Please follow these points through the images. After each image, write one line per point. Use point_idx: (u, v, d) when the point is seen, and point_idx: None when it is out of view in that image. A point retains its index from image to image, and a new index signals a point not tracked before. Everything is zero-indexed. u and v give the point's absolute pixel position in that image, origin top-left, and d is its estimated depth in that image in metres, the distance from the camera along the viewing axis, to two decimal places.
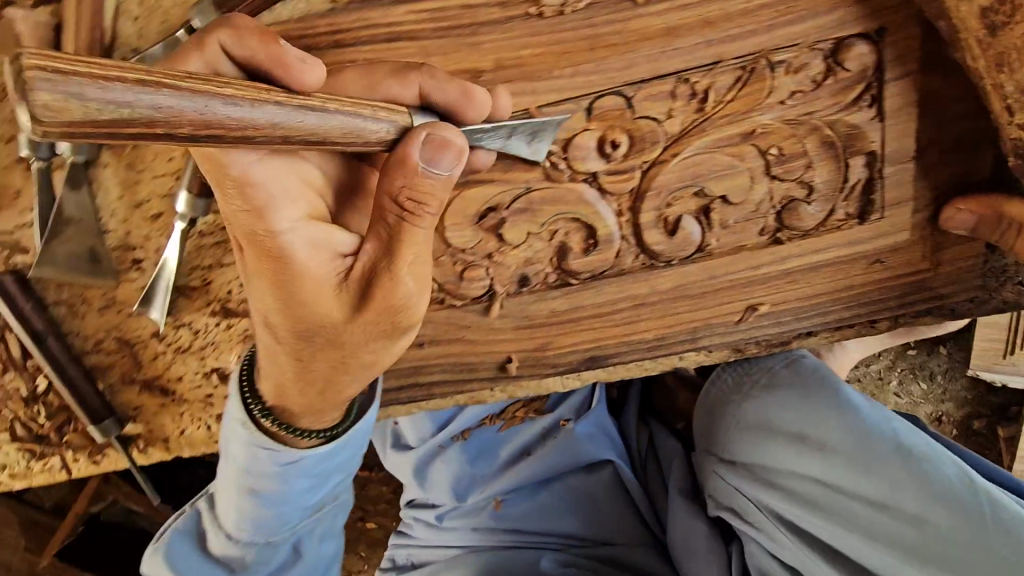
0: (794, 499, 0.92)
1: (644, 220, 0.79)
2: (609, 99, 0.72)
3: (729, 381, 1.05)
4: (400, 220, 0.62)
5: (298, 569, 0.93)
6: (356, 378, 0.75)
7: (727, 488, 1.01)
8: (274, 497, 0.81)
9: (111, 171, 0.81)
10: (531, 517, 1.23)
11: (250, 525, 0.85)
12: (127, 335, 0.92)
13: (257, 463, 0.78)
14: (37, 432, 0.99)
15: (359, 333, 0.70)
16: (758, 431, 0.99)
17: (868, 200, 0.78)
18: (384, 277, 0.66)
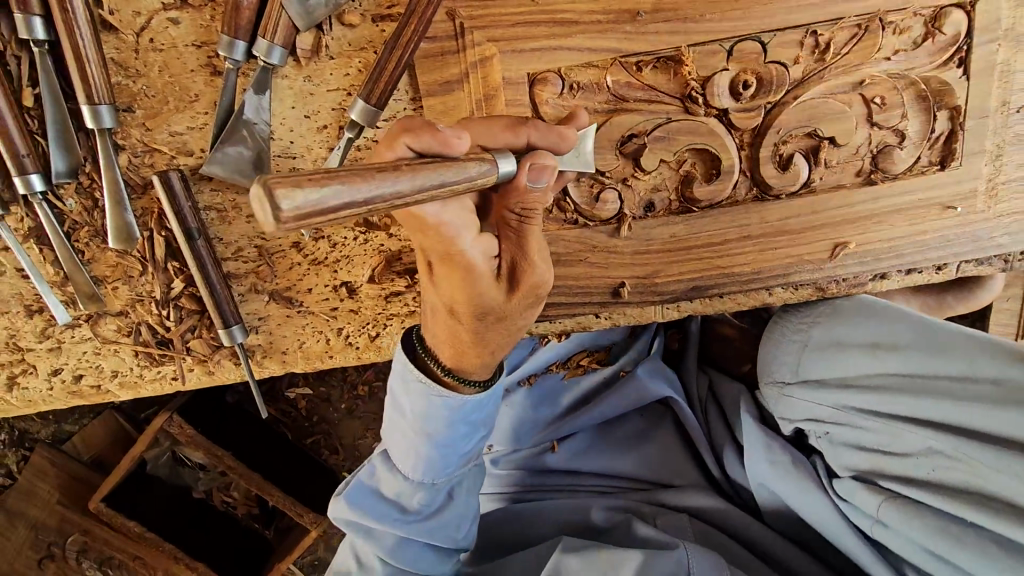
0: (888, 414, 0.84)
1: (763, 155, 0.91)
2: (749, 44, 0.85)
3: (793, 326, 0.99)
4: (526, 222, 0.74)
5: (456, 517, 0.97)
6: (497, 337, 0.81)
7: (798, 405, 0.95)
8: (444, 429, 0.87)
9: (289, 80, 0.89)
10: (591, 457, 1.19)
11: (418, 461, 0.90)
12: (269, 242, 0.98)
13: (433, 413, 0.86)
14: (161, 336, 1.03)
15: (509, 299, 0.77)
16: (825, 346, 0.93)
17: (948, 149, 0.93)
18: (521, 267, 0.76)
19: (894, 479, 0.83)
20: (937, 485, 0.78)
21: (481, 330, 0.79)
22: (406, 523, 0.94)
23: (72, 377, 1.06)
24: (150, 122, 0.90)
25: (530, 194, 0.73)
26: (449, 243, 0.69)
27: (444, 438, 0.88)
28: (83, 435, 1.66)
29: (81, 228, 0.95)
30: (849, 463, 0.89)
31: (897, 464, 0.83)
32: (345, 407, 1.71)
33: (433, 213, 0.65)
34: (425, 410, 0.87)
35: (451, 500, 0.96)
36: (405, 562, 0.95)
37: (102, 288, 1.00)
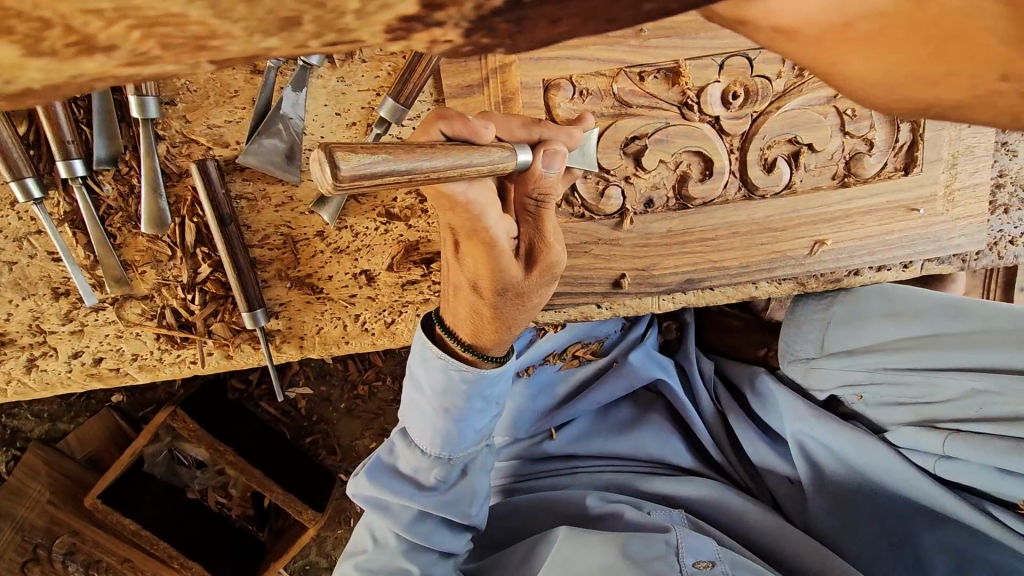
0: (913, 373, 1.01)
1: (750, 158, 1.02)
2: (738, 60, 0.97)
3: (817, 308, 1.17)
4: (538, 206, 0.83)
5: (477, 491, 1.04)
6: (515, 311, 0.90)
7: (831, 375, 1.10)
8: (464, 403, 0.94)
9: (324, 80, 0.97)
10: (587, 441, 1.27)
11: (441, 436, 0.96)
12: (295, 230, 1.05)
13: (451, 388, 0.93)
14: (184, 320, 1.07)
15: (528, 277, 0.87)
16: (852, 324, 1.12)
17: (910, 157, 1.06)
18: (539, 247, 0.86)
19: (943, 421, 0.97)
20: (985, 417, 0.92)
21: (500, 304, 0.87)
22: (427, 499, 0.99)
23: (92, 360, 1.08)
24: (190, 115, 0.97)
25: (544, 180, 0.81)
26: (476, 219, 0.76)
27: (460, 412, 0.94)
28: (78, 433, 1.64)
29: (116, 213, 1.00)
30: (900, 418, 1.03)
31: (942, 408, 0.97)
32: (344, 407, 1.74)
33: (461, 192, 0.71)
34: (442, 386, 0.93)
35: (470, 476, 1.02)
36: (419, 536, 1.00)
37: (131, 272, 1.04)
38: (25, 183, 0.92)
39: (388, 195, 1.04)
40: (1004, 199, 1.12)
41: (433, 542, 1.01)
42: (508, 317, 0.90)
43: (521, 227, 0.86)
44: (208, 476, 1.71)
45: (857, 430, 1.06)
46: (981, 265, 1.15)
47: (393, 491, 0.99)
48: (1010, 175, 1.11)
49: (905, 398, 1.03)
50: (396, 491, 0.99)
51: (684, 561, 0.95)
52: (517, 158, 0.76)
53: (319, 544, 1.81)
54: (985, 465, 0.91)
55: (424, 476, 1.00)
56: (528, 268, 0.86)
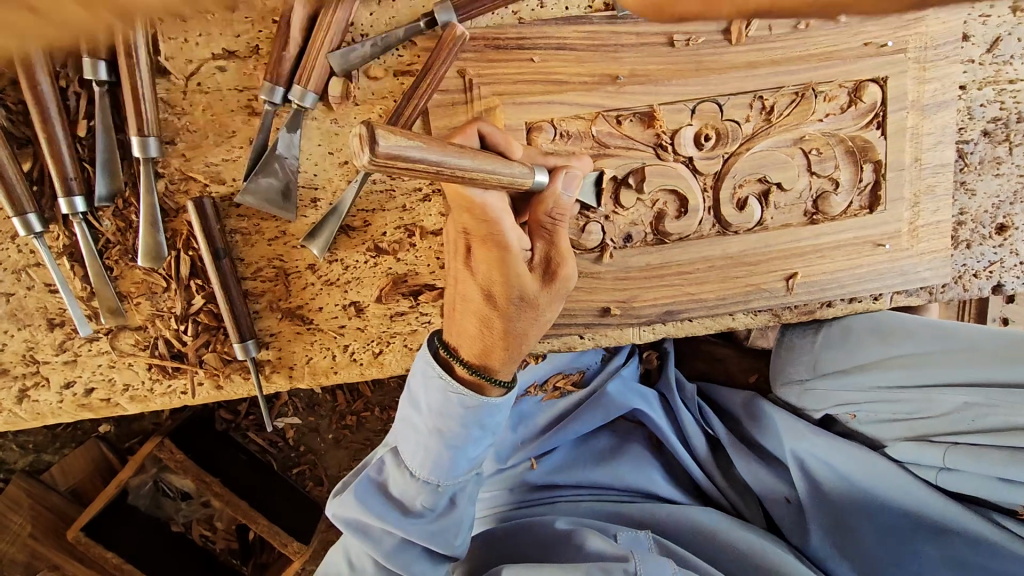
0: (907, 392, 1.05)
1: (723, 196, 1.07)
2: (708, 104, 1.03)
3: (797, 339, 1.22)
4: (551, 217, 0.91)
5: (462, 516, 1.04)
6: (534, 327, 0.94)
7: (826, 395, 1.14)
8: (461, 428, 0.94)
9: (318, 122, 1.02)
10: (568, 472, 1.28)
11: (436, 459, 0.97)
12: (287, 264, 1.08)
13: (448, 411, 0.92)
14: (177, 350, 1.10)
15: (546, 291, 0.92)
16: (844, 344, 1.16)
17: (876, 195, 1.11)
18: (557, 260, 0.92)
19: (937, 434, 1.03)
20: (979, 428, 0.98)
21: (512, 316, 0.91)
22: (411, 523, 1.00)
23: (84, 391, 1.10)
24: (190, 154, 1.02)
25: (561, 199, 0.91)
26: (492, 225, 0.83)
27: (455, 437, 0.94)
28: (63, 465, 1.63)
29: (114, 246, 1.04)
30: (893, 432, 1.08)
31: (936, 423, 1.03)
32: (332, 437, 1.74)
33: (479, 196, 0.81)
34: (440, 407, 0.93)
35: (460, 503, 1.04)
36: (400, 564, 1.02)
37: (125, 303, 1.07)
38: (26, 218, 0.96)
39: (378, 230, 1.08)
40: (966, 235, 1.18)
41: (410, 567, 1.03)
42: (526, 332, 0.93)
43: (537, 243, 0.93)
44: (193, 508, 1.70)
45: (863, 450, 1.10)
46: (948, 298, 1.21)
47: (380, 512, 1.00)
48: (970, 213, 1.17)
49: (899, 415, 1.07)
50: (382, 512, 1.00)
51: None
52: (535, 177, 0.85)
53: None
54: (987, 475, 0.97)
55: (411, 501, 1.00)
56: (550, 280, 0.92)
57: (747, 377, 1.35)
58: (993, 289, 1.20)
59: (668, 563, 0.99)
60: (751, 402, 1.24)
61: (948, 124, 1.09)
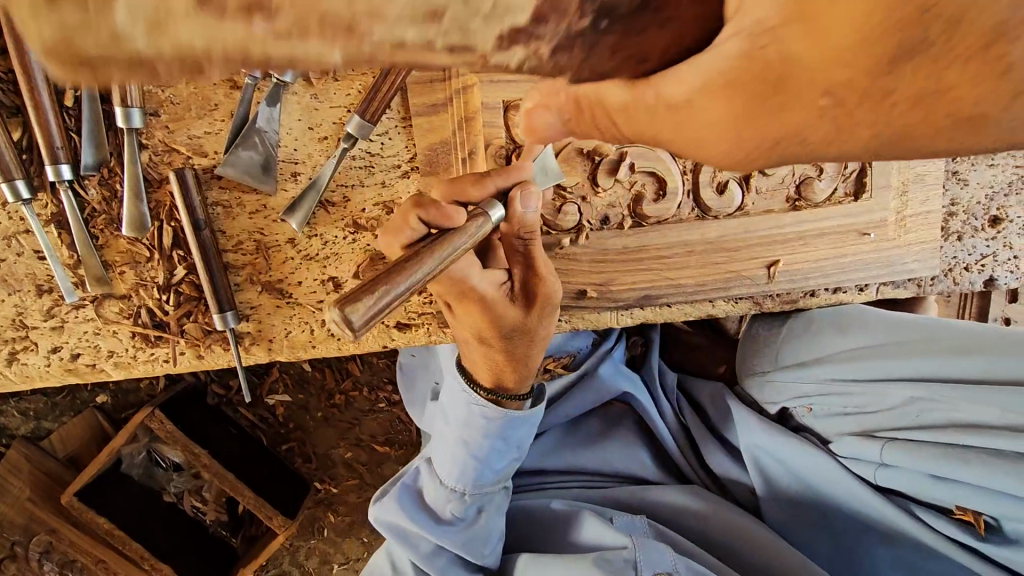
0: (859, 386, 1.04)
1: (702, 180, 1.06)
2: None
3: (763, 331, 1.21)
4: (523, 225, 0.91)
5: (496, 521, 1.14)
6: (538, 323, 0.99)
7: (784, 387, 1.14)
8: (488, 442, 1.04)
9: (299, 97, 1.04)
10: (558, 456, 1.29)
11: (468, 470, 1.07)
12: (267, 238, 1.10)
13: (475, 421, 1.02)
14: (159, 320, 1.12)
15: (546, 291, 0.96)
16: (806, 334, 1.15)
17: (861, 183, 1.09)
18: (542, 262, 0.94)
19: (881, 430, 1.02)
20: (920, 424, 0.97)
21: (512, 345, 0.97)
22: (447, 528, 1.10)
23: (70, 356, 1.13)
24: (173, 126, 1.03)
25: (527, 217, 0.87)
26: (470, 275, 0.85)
27: (480, 446, 1.04)
28: (61, 433, 1.68)
29: (100, 216, 1.06)
30: (841, 427, 1.07)
31: (885, 417, 1.01)
32: (321, 416, 1.76)
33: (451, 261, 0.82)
34: (465, 418, 1.03)
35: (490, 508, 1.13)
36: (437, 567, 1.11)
37: (111, 272, 1.09)
38: (14, 184, 0.98)
39: (356, 207, 1.09)
40: (957, 227, 1.15)
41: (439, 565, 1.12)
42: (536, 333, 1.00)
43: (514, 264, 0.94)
44: (185, 479, 1.73)
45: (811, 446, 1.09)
46: (937, 291, 1.18)
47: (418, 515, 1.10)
48: (961, 204, 1.14)
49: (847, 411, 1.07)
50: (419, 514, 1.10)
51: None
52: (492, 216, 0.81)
53: (291, 556, 1.83)
54: (923, 473, 0.95)
55: (442, 509, 1.10)
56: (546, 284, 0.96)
57: (715, 368, 1.34)
58: (984, 283, 1.17)
59: (666, 551, 1.01)
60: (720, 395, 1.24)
61: None
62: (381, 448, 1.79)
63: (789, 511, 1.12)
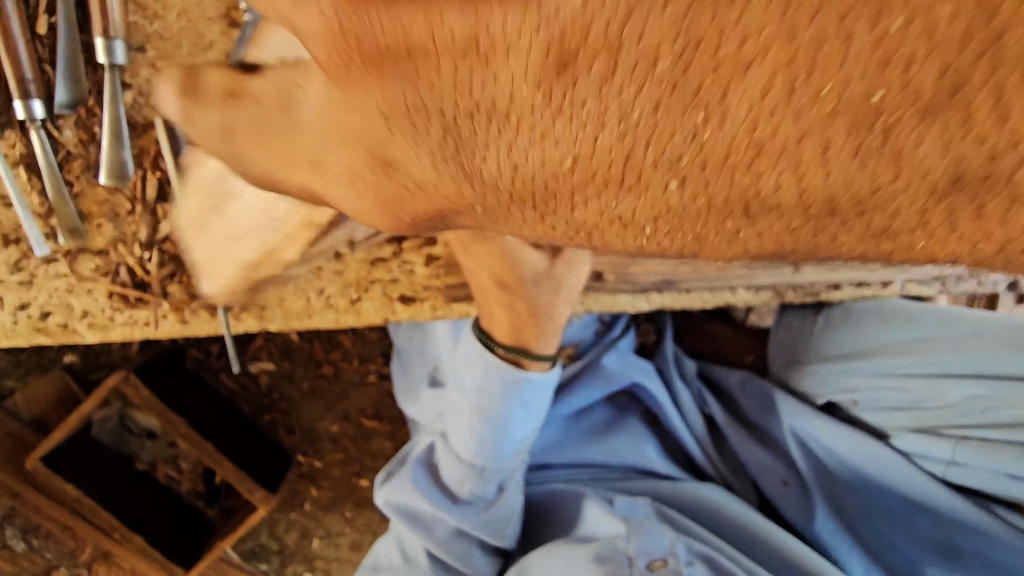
0: (912, 386, 1.03)
1: None
2: None
3: (797, 320, 1.14)
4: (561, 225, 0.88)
5: (514, 503, 1.14)
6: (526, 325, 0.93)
7: (828, 379, 1.10)
8: (499, 422, 1.00)
9: None
10: (560, 451, 1.25)
11: (478, 452, 1.04)
12: None
13: (489, 389, 0.96)
14: (139, 279, 1.03)
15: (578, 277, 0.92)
16: (845, 326, 1.09)
17: None
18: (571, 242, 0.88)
19: (946, 428, 1.01)
20: (987, 422, 0.97)
21: (533, 295, 0.89)
22: (460, 512, 1.11)
23: (40, 314, 1.03)
24: (159, 64, 0.91)
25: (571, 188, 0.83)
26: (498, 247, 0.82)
27: (497, 415, 0.99)
28: (27, 393, 1.55)
29: (74, 160, 0.96)
30: (896, 422, 1.05)
31: (937, 413, 1.01)
32: (307, 386, 1.69)
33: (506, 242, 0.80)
34: (481, 384, 0.97)
35: (508, 493, 1.12)
36: (454, 551, 1.14)
37: (87, 224, 0.99)
38: None
39: None
40: None
41: (447, 546, 1.13)
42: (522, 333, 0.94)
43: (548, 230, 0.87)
44: (159, 448, 1.68)
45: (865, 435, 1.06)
46: (957, 292, 1.15)
47: (429, 493, 1.12)
48: None
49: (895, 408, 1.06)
50: (429, 492, 1.12)
51: (637, 563, 0.97)
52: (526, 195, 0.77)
53: (271, 526, 1.80)
54: (987, 469, 0.97)
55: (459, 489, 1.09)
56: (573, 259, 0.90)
57: (744, 356, 1.27)
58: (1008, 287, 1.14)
59: (663, 532, 1.01)
60: (749, 380, 1.19)
61: None
62: (369, 423, 1.73)
63: (820, 511, 1.07)
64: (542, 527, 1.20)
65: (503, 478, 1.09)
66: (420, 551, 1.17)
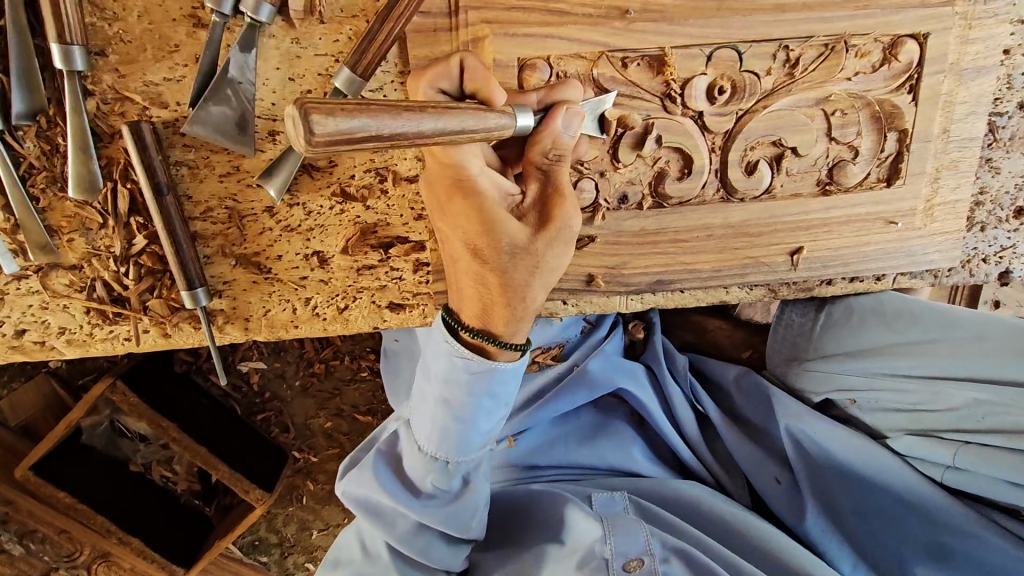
0: (913, 384, 1.03)
1: (732, 158, 0.96)
2: (726, 51, 0.90)
3: (797, 317, 1.15)
4: (554, 192, 0.83)
5: (480, 499, 1.04)
6: (498, 308, 0.84)
7: (825, 377, 1.10)
8: (462, 413, 0.92)
9: (275, 40, 0.88)
10: (546, 452, 1.24)
11: (440, 443, 0.96)
12: (239, 206, 0.96)
13: (455, 378, 0.88)
14: (117, 294, 0.99)
15: (556, 257, 0.84)
16: (847, 324, 1.11)
17: (896, 168, 1.00)
18: (552, 201, 0.83)
19: (946, 431, 1.01)
20: (986, 427, 0.97)
21: (508, 268, 0.82)
22: (420, 508, 1.00)
23: (14, 332, 0.99)
24: (124, 69, 0.87)
25: (561, 139, 0.81)
26: (457, 167, 0.78)
27: (462, 406, 0.91)
28: (12, 400, 1.55)
29: (38, 173, 0.90)
30: (896, 423, 1.06)
31: (941, 417, 1.01)
32: (298, 385, 1.67)
33: (460, 152, 0.77)
34: (446, 373, 0.90)
35: (472, 490, 1.02)
36: (413, 549, 1.03)
37: (57, 239, 0.95)
38: None
39: (345, 172, 0.96)
40: (982, 217, 1.09)
41: (405, 547, 1.03)
42: (492, 315, 0.85)
43: (528, 184, 0.84)
44: (153, 449, 1.65)
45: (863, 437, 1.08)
46: (952, 283, 1.14)
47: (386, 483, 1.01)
48: (990, 193, 1.08)
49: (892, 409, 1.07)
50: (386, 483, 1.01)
51: (613, 565, 0.96)
52: (518, 123, 0.75)
53: (270, 521, 1.81)
54: (994, 476, 0.96)
55: (421, 482, 1.00)
56: (557, 231, 0.83)
57: (739, 352, 1.26)
58: (1002, 278, 1.13)
59: (640, 534, 1.00)
60: (745, 376, 1.20)
61: (981, 93, 0.98)
62: (363, 418, 1.72)
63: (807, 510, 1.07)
64: (514, 529, 1.14)
65: (468, 470, 1.00)
66: (381, 547, 1.06)
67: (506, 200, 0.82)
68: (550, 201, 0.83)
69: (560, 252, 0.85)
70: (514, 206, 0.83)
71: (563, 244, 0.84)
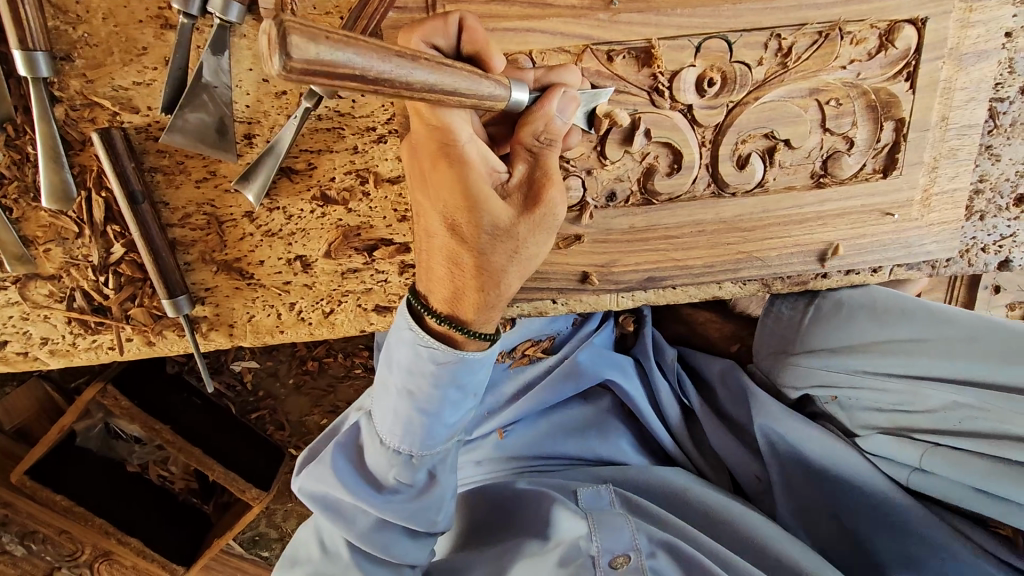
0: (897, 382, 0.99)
1: (722, 153, 0.93)
2: (716, 41, 0.86)
3: (787, 310, 1.12)
4: (540, 174, 0.78)
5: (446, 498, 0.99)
6: (469, 291, 0.80)
7: (807, 372, 1.07)
8: (425, 405, 0.87)
9: (247, 39, 0.85)
10: (532, 444, 1.23)
11: (402, 437, 0.91)
12: (218, 211, 0.94)
13: (417, 368, 0.85)
14: (98, 304, 0.97)
15: (533, 244, 0.79)
16: (837, 318, 1.07)
17: (892, 159, 0.97)
18: (539, 181, 0.78)
19: (921, 432, 0.96)
20: (962, 431, 0.92)
21: (486, 249, 0.77)
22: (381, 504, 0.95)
23: None
24: (92, 74, 0.84)
25: (552, 123, 0.78)
26: (444, 132, 0.73)
27: (423, 399, 0.87)
28: (6, 404, 1.54)
29: (10, 183, 0.88)
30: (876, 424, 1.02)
31: (921, 419, 0.97)
32: (292, 383, 1.67)
33: (449, 116, 0.73)
34: (409, 363, 0.86)
35: (437, 491, 0.97)
36: (375, 547, 0.98)
37: (33, 250, 0.93)
38: None
39: (325, 174, 0.94)
40: (981, 206, 1.06)
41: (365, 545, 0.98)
42: (462, 300, 0.81)
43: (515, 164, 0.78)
44: (148, 450, 1.64)
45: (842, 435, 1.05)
46: (950, 274, 1.11)
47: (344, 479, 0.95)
48: (989, 181, 1.05)
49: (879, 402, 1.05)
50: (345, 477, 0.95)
51: (599, 563, 0.94)
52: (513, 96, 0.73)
53: (269, 517, 1.82)
54: (963, 482, 0.91)
55: (383, 479, 0.95)
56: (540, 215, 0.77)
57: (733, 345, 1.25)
58: (1001, 267, 1.11)
59: (627, 528, 0.98)
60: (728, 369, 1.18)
61: (983, 78, 0.94)
62: None
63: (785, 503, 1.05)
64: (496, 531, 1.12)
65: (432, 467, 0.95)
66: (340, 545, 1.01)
67: (491, 177, 0.77)
68: (533, 183, 0.78)
69: (539, 240, 0.79)
70: (500, 184, 0.77)
71: (546, 231, 0.79)
